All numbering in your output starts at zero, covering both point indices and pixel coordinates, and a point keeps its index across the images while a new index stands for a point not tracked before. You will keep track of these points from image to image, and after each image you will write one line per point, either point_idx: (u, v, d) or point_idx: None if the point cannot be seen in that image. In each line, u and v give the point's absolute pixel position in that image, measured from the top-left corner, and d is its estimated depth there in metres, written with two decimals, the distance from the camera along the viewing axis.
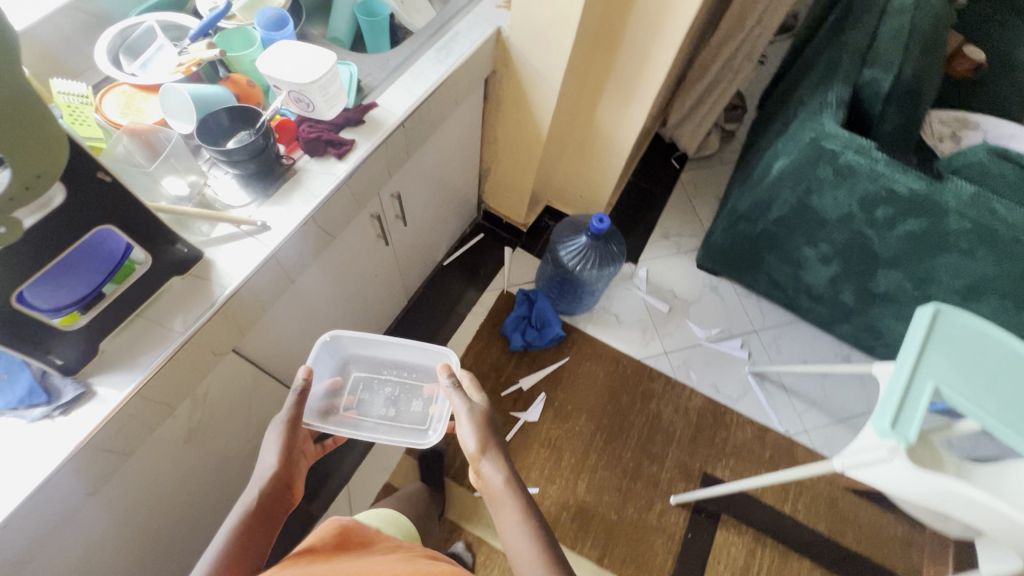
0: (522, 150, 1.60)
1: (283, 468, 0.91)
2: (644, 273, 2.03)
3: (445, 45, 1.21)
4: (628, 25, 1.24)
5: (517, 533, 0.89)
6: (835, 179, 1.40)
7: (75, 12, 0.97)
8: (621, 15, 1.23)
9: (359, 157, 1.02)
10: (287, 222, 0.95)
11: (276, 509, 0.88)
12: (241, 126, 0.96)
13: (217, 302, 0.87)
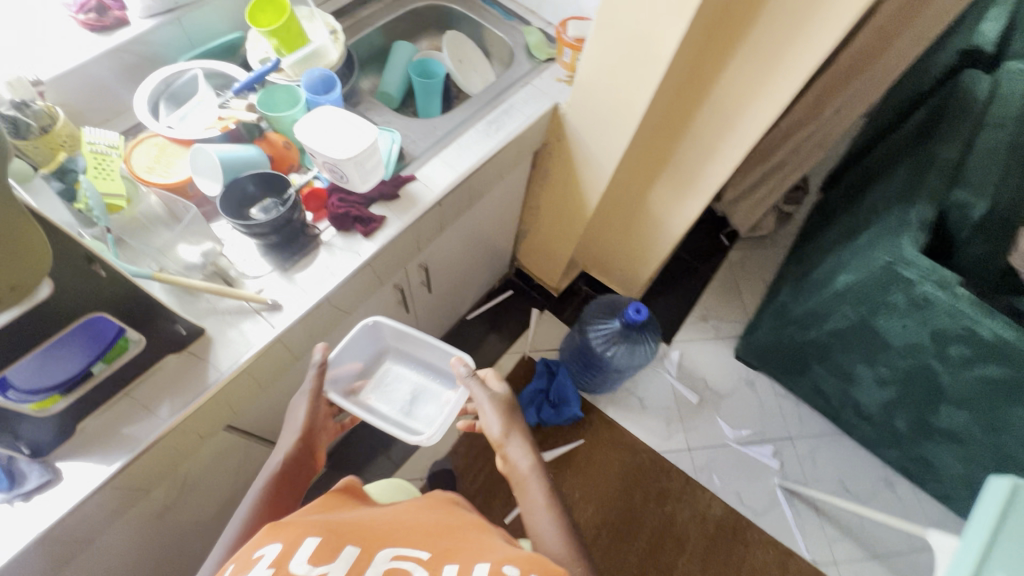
0: (564, 220, 1.52)
1: (312, 429, 0.89)
2: (676, 357, 1.90)
3: (497, 117, 1.14)
4: (695, 119, 1.15)
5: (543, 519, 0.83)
6: (906, 307, 1.25)
7: (123, 55, 0.95)
8: (688, 108, 1.14)
9: (387, 237, 0.95)
10: (300, 303, 0.88)
11: (302, 472, 0.86)
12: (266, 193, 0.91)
13: (210, 389, 0.80)
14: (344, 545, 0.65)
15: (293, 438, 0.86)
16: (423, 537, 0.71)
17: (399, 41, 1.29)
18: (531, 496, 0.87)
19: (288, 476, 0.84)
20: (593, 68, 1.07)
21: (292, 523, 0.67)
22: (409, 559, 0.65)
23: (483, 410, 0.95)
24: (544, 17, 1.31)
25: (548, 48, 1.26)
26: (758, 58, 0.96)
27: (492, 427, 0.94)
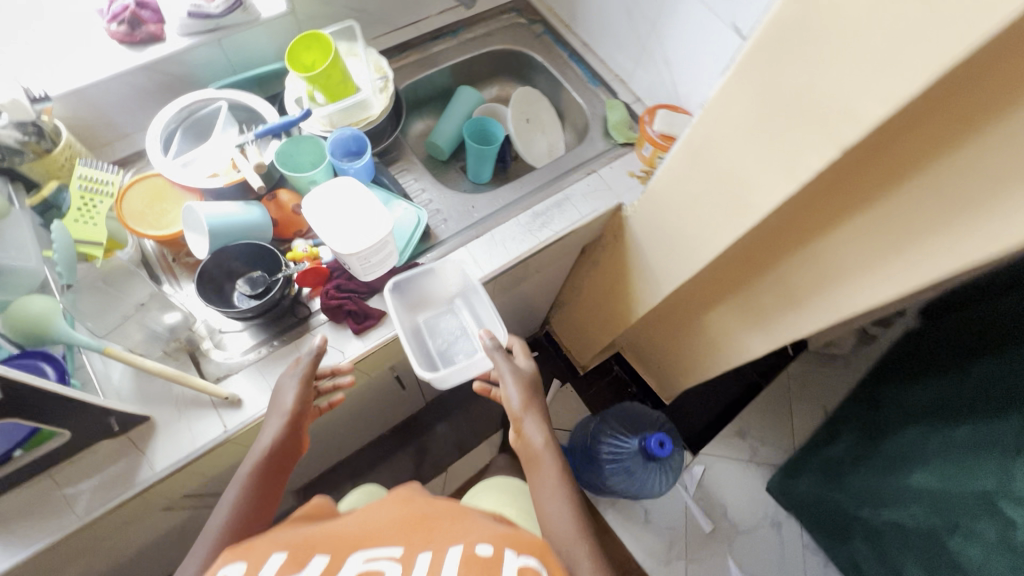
0: (604, 312, 1.33)
1: (301, 410, 0.73)
2: (698, 472, 1.68)
3: (546, 210, 0.98)
4: (786, 265, 0.92)
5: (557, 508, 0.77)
6: (997, 546, 0.98)
7: (152, 73, 0.87)
8: (781, 251, 0.91)
9: (379, 340, 0.82)
10: (262, 403, 0.77)
11: (291, 451, 0.73)
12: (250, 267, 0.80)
13: (137, 489, 0.70)
14: (312, 557, 0.61)
15: (278, 417, 0.72)
16: (397, 531, 0.68)
17: (463, 87, 1.15)
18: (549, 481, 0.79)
19: (276, 463, 0.71)
20: (670, 183, 0.87)
21: (258, 540, 0.62)
22: (384, 558, 0.62)
23: (505, 383, 0.84)
24: (634, 90, 1.12)
25: (629, 131, 1.07)
26: (877, 234, 0.73)
27: (513, 402, 0.82)
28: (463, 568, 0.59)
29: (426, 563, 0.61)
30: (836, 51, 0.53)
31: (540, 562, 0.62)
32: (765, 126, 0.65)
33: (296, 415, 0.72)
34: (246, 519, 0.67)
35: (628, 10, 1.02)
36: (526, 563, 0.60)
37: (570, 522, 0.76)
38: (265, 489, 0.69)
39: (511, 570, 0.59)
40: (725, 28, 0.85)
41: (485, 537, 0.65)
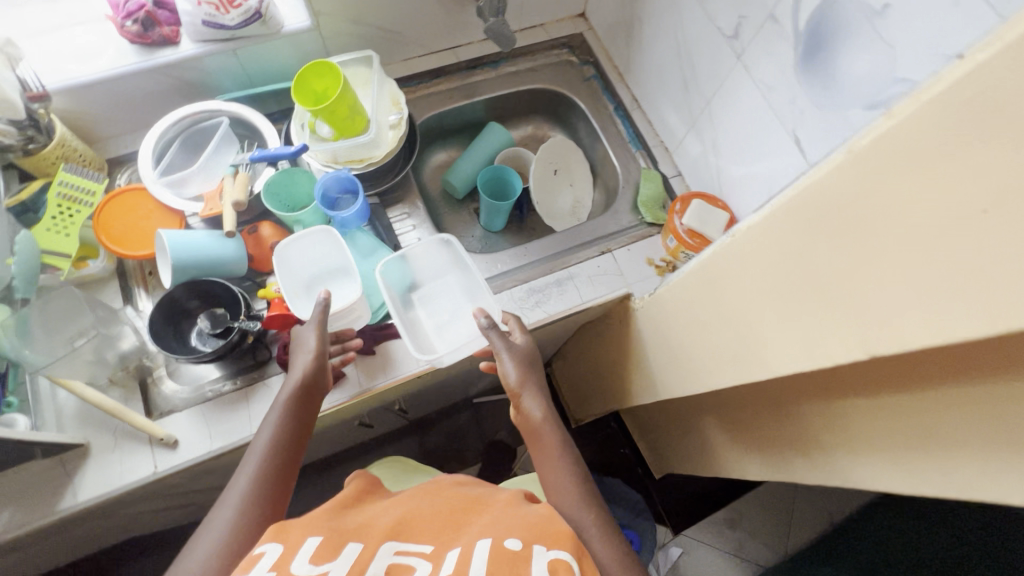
0: (600, 384, 1.24)
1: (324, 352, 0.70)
2: (675, 555, 1.49)
3: (544, 287, 0.89)
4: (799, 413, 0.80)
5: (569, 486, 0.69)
6: None
7: (163, 76, 0.83)
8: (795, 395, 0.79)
9: (331, 405, 0.78)
10: (196, 449, 0.73)
11: (321, 385, 0.70)
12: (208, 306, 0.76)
13: (55, 515, 0.69)
14: (345, 544, 0.55)
15: (304, 352, 0.69)
16: (433, 522, 0.61)
17: (492, 125, 1.06)
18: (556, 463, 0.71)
19: (307, 398, 0.68)
20: (680, 298, 0.76)
21: (295, 521, 0.56)
22: (414, 552, 0.55)
23: (499, 362, 0.75)
24: (676, 163, 1.00)
25: (660, 211, 0.96)
26: (884, 433, 0.60)
27: (509, 379, 0.74)
28: (490, 563, 0.51)
29: (455, 559, 0.53)
30: (884, 251, 0.42)
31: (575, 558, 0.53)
32: (788, 290, 0.54)
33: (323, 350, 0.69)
34: (281, 451, 0.63)
35: (685, 79, 0.90)
36: (557, 555, 0.52)
37: (587, 502, 0.67)
38: (301, 422, 0.66)
39: (540, 563, 0.51)
40: (782, 133, 0.73)
41: (516, 528, 0.56)
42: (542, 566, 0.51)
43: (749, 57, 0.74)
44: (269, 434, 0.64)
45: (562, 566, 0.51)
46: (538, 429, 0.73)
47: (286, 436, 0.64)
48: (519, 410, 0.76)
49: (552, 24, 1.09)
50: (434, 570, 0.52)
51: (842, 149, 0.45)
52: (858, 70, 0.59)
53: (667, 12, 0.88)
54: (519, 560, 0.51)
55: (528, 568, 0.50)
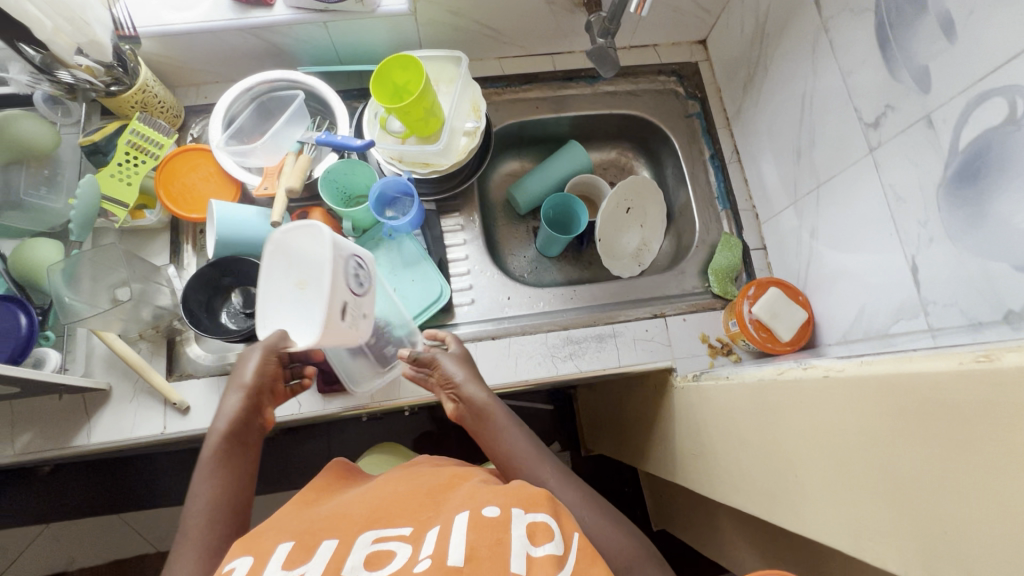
0: (617, 432, 1.17)
1: (261, 382, 0.64)
2: None
3: (583, 339, 0.82)
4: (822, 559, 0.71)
5: (523, 447, 0.66)
6: None
7: (252, 37, 0.81)
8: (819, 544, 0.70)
9: (337, 411, 0.77)
10: (204, 421, 0.75)
11: (256, 427, 0.64)
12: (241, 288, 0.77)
13: (69, 450, 0.72)
14: (320, 541, 0.48)
15: (235, 392, 0.64)
16: (408, 502, 0.54)
17: (572, 146, 0.98)
18: (501, 432, 0.66)
19: (239, 451, 0.62)
20: (721, 402, 0.69)
21: (266, 530, 0.50)
22: (393, 536, 0.48)
23: (437, 364, 0.70)
24: (762, 235, 0.90)
25: (730, 284, 0.88)
26: None
27: (451, 372, 0.69)
28: (470, 535, 0.45)
29: (434, 537, 0.46)
30: (997, 498, 0.34)
31: (554, 517, 0.48)
32: (852, 466, 0.46)
33: (256, 382, 0.64)
34: (224, 514, 0.57)
35: (799, 150, 0.79)
36: (537, 518, 0.47)
37: (540, 458, 0.65)
38: (240, 477, 0.60)
39: (520, 527, 0.46)
40: (897, 252, 0.62)
41: (491, 495, 0.50)
42: (521, 529, 0.45)
43: (883, 154, 0.63)
44: (203, 500, 0.57)
45: (541, 529, 0.46)
46: (486, 410, 0.67)
47: (222, 500, 0.57)
48: (460, 403, 0.69)
49: (666, 47, 0.99)
50: (413, 552, 0.45)
51: (973, 352, 0.37)
52: (1016, 222, 0.48)
53: (799, 69, 0.76)
54: (498, 529, 0.45)
55: (509, 533, 0.45)
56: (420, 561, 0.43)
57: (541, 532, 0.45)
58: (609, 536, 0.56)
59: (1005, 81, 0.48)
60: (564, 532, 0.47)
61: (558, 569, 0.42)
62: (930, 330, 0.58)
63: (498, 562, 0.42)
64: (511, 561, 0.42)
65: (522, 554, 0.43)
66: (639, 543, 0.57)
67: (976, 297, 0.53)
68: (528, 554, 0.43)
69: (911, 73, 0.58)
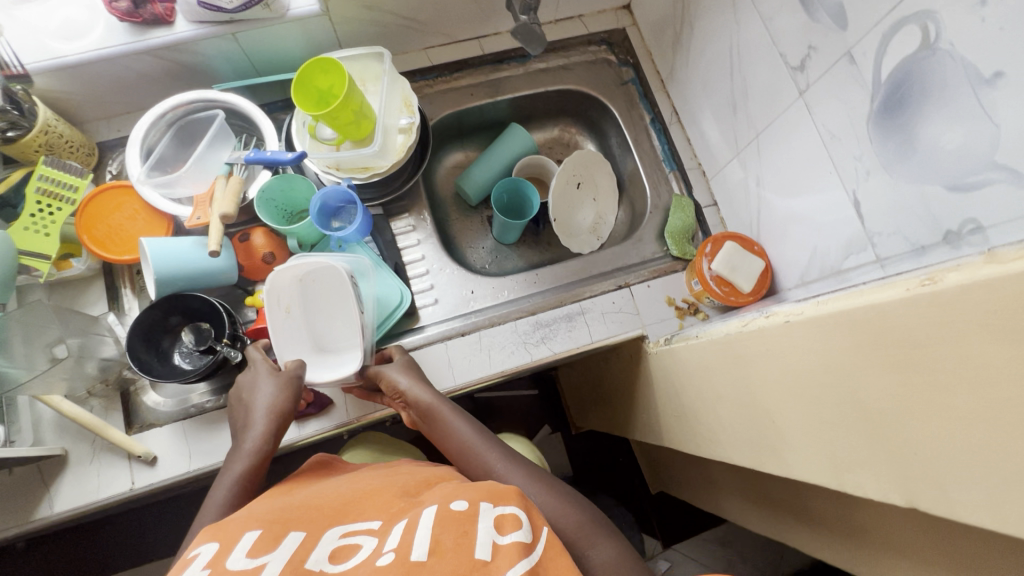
0: (602, 405, 1.18)
1: (287, 408, 0.64)
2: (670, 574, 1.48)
3: (552, 321, 0.82)
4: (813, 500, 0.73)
5: (470, 437, 0.66)
6: None
7: (156, 59, 0.76)
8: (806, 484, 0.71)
9: (316, 433, 0.74)
10: (176, 469, 0.71)
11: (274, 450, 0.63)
12: (191, 324, 0.72)
13: (31, 523, 0.68)
14: (286, 533, 0.46)
15: (264, 415, 0.62)
16: (379, 499, 0.53)
17: (514, 128, 0.97)
18: (449, 427, 0.67)
19: (259, 468, 0.60)
20: (694, 359, 0.69)
21: (232, 518, 0.48)
22: (361, 530, 0.47)
23: (381, 375, 0.70)
24: (712, 191, 0.91)
25: (688, 244, 0.88)
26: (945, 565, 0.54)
27: (394, 381, 0.69)
28: (436, 528, 0.44)
29: (401, 530, 0.45)
30: (958, 412, 0.35)
31: (524, 510, 0.47)
32: (822, 402, 0.47)
33: (280, 409, 0.63)
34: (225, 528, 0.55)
35: (733, 102, 0.79)
36: (506, 509, 0.47)
37: (488, 445, 0.66)
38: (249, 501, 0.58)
39: (488, 520, 0.45)
40: (839, 189, 0.63)
41: (460, 491, 0.50)
42: (489, 521, 0.45)
43: (812, 96, 0.64)
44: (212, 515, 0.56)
45: (510, 519, 0.46)
46: (433, 412, 0.67)
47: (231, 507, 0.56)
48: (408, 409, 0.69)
49: (591, 16, 0.98)
50: (378, 544, 0.44)
51: (918, 277, 0.38)
52: (945, 143, 0.49)
53: (722, 21, 0.76)
54: (465, 521, 0.45)
55: (476, 525, 0.44)
56: (384, 553, 0.42)
57: (508, 522, 0.45)
58: (562, 515, 0.57)
59: (915, 8, 0.49)
60: (533, 524, 0.46)
61: (524, 556, 0.41)
62: (879, 260, 0.60)
63: (461, 552, 0.42)
64: (477, 551, 0.42)
65: (488, 543, 0.43)
66: (593, 520, 0.58)
67: (917, 222, 0.54)
68: (494, 542, 0.43)
69: (827, 12, 0.58)
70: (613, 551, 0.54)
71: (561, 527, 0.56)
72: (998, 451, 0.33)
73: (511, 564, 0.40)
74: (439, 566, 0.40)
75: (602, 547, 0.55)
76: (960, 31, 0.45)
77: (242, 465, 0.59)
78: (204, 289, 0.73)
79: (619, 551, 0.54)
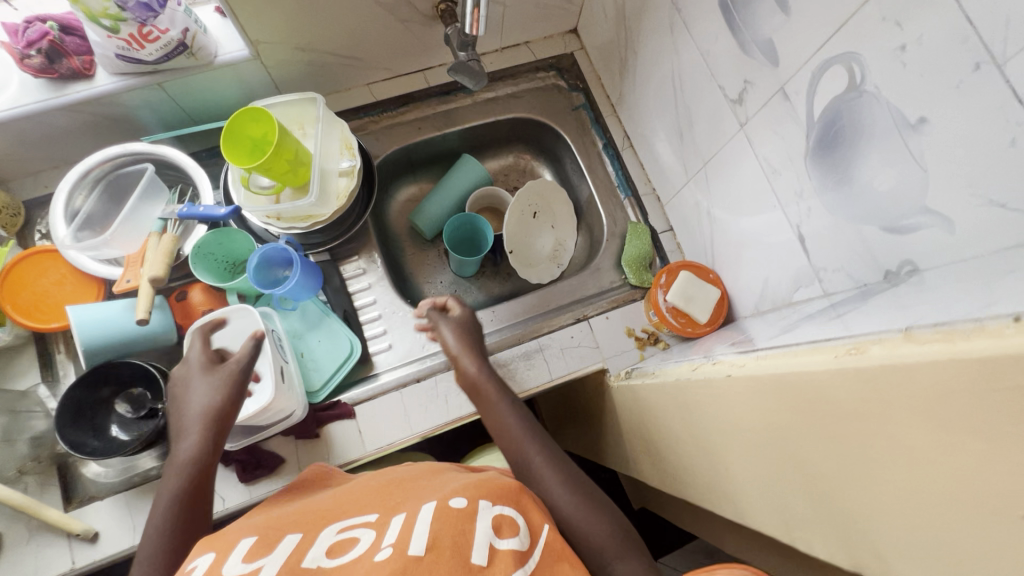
0: (575, 430, 1.16)
1: (218, 408, 0.59)
2: None
3: (510, 361, 0.80)
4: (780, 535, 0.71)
5: (513, 423, 0.64)
6: None
7: (81, 113, 0.73)
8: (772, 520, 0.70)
9: (267, 496, 0.70)
10: (119, 544, 0.67)
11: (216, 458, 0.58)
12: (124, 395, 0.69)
13: None
14: (283, 536, 0.43)
15: (193, 421, 0.58)
16: (374, 495, 0.50)
17: (465, 160, 0.95)
18: (495, 408, 0.66)
19: (203, 476, 0.56)
20: (652, 399, 0.67)
21: (228, 524, 0.45)
22: (357, 524, 0.45)
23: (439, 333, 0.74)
24: (667, 216, 0.90)
25: (646, 272, 0.87)
26: None
27: (448, 344, 0.72)
28: (435, 524, 0.42)
29: (399, 525, 0.43)
30: (891, 488, 0.33)
31: (519, 512, 0.46)
32: (769, 460, 0.46)
33: (216, 411, 0.59)
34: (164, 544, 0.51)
35: (681, 130, 0.78)
36: (505, 510, 0.45)
37: (531, 434, 0.63)
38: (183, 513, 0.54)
39: (486, 520, 0.43)
40: (784, 222, 0.62)
41: (455, 488, 0.48)
42: (488, 521, 0.43)
43: (752, 129, 0.63)
44: (148, 534, 0.52)
45: (508, 522, 0.44)
46: (480, 384, 0.68)
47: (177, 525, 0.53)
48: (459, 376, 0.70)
49: (539, 42, 0.96)
50: (376, 538, 0.42)
51: (845, 344, 0.36)
52: (880, 184, 0.48)
53: (664, 49, 0.75)
54: (464, 519, 0.43)
55: (473, 524, 0.42)
56: (382, 549, 0.40)
57: (505, 526, 0.43)
58: (593, 526, 0.54)
59: (840, 48, 0.48)
60: (531, 527, 0.45)
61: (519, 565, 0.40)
62: (826, 294, 0.59)
63: (460, 553, 0.40)
64: (474, 553, 0.40)
65: (484, 546, 0.41)
66: (622, 532, 0.54)
67: (858, 260, 0.53)
68: (491, 546, 0.41)
69: (759, 47, 0.57)
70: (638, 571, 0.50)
71: (587, 538, 0.53)
72: (932, 532, 0.31)
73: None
74: (437, 568, 0.38)
75: (630, 566, 0.51)
76: (885, 75, 0.44)
77: (179, 476, 0.55)
78: (139, 352, 0.69)
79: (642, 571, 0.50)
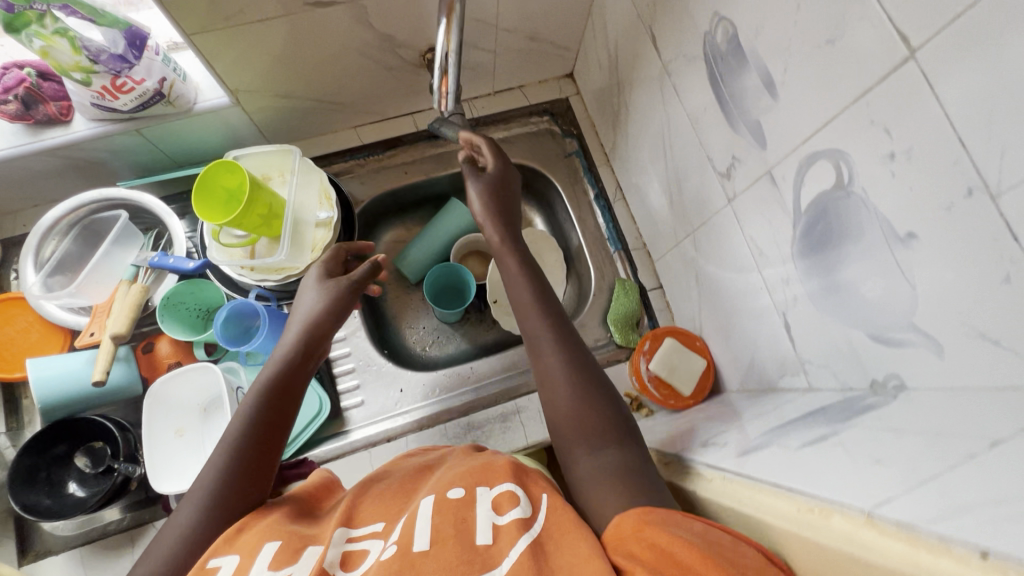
0: None
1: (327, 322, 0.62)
2: None
3: (485, 423, 0.77)
4: None
5: (525, 293, 0.62)
6: None
7: (59, 157, 0.72)
8: None
9: None
10: None
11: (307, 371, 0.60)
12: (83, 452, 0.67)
13: None
14: (307, 545, 0.43)
15: (295, 326, 0.61)
16: (384, 497, 0.50)
17: (452, 205, 0.92)
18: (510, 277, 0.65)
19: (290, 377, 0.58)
20: None
21: (256, 525, 0.46)
22: (366, 534, 0.44)
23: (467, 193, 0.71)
24: (657, 273, 0.86)
25: (632, 332, 0.84)
26: None
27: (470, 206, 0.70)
28: (435, 519, 0.42)
29: (405, 523, 0.43)
30: None
31: (519, 483, 0.45)
32: None
33: (318, 320, 0.61)
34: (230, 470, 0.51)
35: (671, 191, 0.75)
36: (501, 488, 0.44)
37: (541, 311, 0.60)
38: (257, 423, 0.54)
39: (486, 503, 0.43)
40: (771, 306, 0.59)
41: (453, 476, 0.47)
42: (487, 504, 0.43)
43: (740, 206, 0.59)
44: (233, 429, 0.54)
45: (509, 496, 0.44)
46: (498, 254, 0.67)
47: (244, 446, 0.53)
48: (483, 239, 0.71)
49: (533, 87, 0.94)
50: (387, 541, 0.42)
51: (811, 501, 0.33)
52: (868, 291, 0.44)
53: (656, 108, 0.72)
54: (464, 507, 0.43)
55: (473, 510, 0.42)
56: (387, 547, 0.40)
57: (506, 501, 0.43)
58: (585, 414, 0.52)
59: (828, 143, 0.44)
60: (533, 495, 0.44)
61: (524, 531, 0.40)
62: (812, 389, 0.55)
63: (464, 538, 0.40)
64: (478, 537, 0.40)
65: (488, 527, 0.41)
66: (616, 422, 0.52)
67: (845, 363, 0.49)
68: (493, 524, 0.41)
69: (747, 126, 0.54)
70: (614, 460, 0.48)
71: (581, 420, 0.52)
72: None
73: (512, 544, 0.39)
74: (442, 556, 0.38)
75: (615, 450, 0.49)
76: (874, 182, 0.41)
77: (267, 374, 0.58)
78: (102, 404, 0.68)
79: (620, 458, 0.48)
